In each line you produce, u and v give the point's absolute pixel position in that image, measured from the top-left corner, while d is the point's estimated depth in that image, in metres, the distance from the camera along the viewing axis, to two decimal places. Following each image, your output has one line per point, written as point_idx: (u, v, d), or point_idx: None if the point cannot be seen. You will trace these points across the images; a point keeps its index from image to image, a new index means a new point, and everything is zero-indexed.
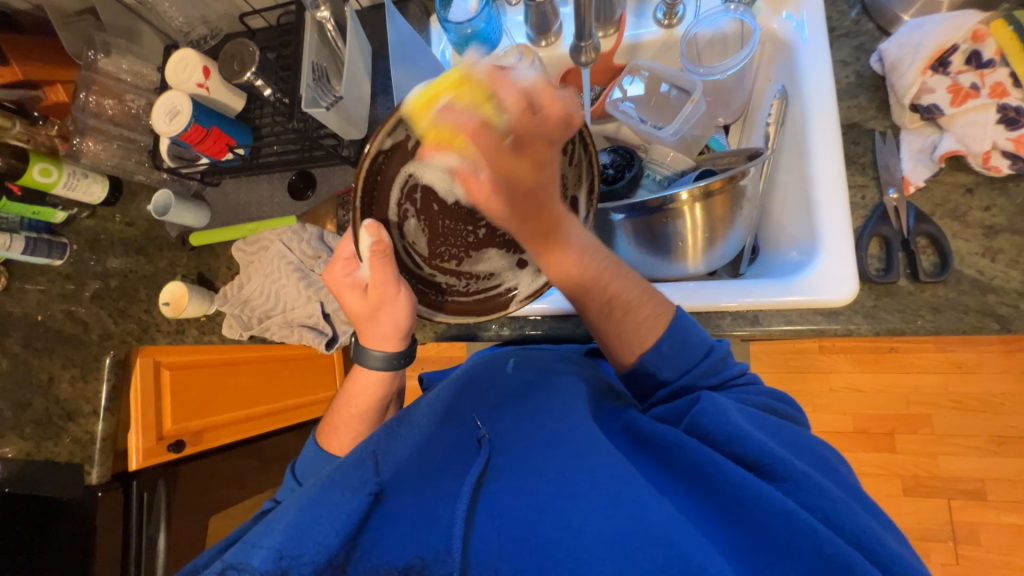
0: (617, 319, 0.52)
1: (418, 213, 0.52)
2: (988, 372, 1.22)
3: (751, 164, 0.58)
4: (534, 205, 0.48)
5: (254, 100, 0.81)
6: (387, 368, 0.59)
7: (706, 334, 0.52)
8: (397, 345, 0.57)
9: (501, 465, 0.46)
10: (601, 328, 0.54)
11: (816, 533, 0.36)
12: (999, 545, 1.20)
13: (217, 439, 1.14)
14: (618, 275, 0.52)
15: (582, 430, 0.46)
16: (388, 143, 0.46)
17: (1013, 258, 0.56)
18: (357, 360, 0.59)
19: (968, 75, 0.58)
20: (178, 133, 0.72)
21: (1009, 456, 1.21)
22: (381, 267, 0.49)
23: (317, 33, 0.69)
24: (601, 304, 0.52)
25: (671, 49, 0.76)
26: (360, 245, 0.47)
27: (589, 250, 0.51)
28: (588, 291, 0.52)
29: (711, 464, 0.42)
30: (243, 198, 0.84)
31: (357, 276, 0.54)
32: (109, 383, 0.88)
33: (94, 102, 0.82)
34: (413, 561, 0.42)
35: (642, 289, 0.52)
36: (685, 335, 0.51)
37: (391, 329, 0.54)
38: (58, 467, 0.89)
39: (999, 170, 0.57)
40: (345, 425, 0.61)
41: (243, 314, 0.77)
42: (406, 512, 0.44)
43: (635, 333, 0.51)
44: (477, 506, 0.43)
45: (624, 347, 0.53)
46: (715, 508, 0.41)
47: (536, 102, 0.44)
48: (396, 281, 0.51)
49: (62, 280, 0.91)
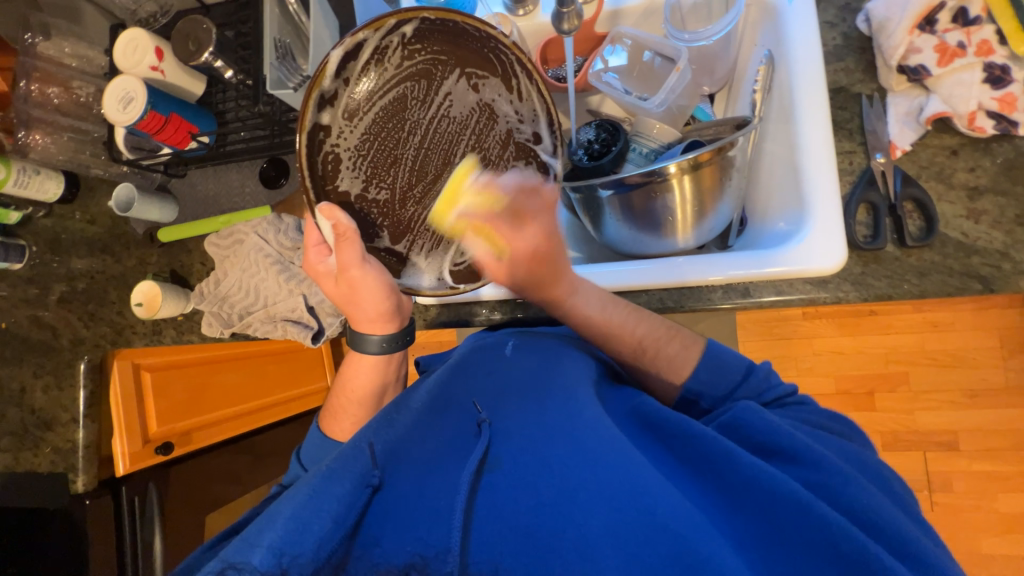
0: (648, 360, 0.55)
1: (376, 180, 0.53)
2: (963, 329, 1.26)
3: (739, 133, 0.56)
4: (547, 272, 0.54)
5: (214, 83, 0.76)
6: (385, 352, 0.58)
7: (739, 355, 0.54)
8: (385, 327, 0.57)
9: (503, 455, 0.45)
10: (632, 366, 0.57)
11: (824, 521, 0.37)
12: (971, 491, 1.27)
13: (208, 439, 1.12)
14: (639, 321, 0.56)
15: (587, 416, 0.45)
16: (325, 120, 0.50)
17: (996, 219, 0.57)
18: (356, 346, 0.58)
19: (955, 32, 0.58)
20: (134, 122, 0.66)
21: (981, 408, 1.26)
22: (346, 249, 0.49)
23: (277, 7, 0.64)
24: (629, 350, 0.55)
25: (654, 15, 0.73)
26: (325, 229, 0.49)
27: (608, 305, 0.56)
28: (616, 341, 0.55)
29: (722, 454, 0.42)
30: (212, 189, 0.80)
31: (330, 262, 0.53)
32: (87, 390, 0.84)
33: (37, 90, 0.77)
34: (411, 559, 0.40)
35: (665, 327, 0.56)
36: (718, 360, 0.53)
37: (374, 307, 0.54)
38: (39, 478, 0.86)
39: (984, 131, 0.57)
40: (345, 411, 0.60)
41: (223, 312, 0.74)
42: (409, 505, 0.43)
43: (667, 370, 0.55)
44: (477, 495, 0.43)
45: (661, 378, 0.56)
46: (722, 498, 0.41)
47: (532, 186, 0.54)
48: (361, 260, 0.51)
49: (23, 284, 0.86)
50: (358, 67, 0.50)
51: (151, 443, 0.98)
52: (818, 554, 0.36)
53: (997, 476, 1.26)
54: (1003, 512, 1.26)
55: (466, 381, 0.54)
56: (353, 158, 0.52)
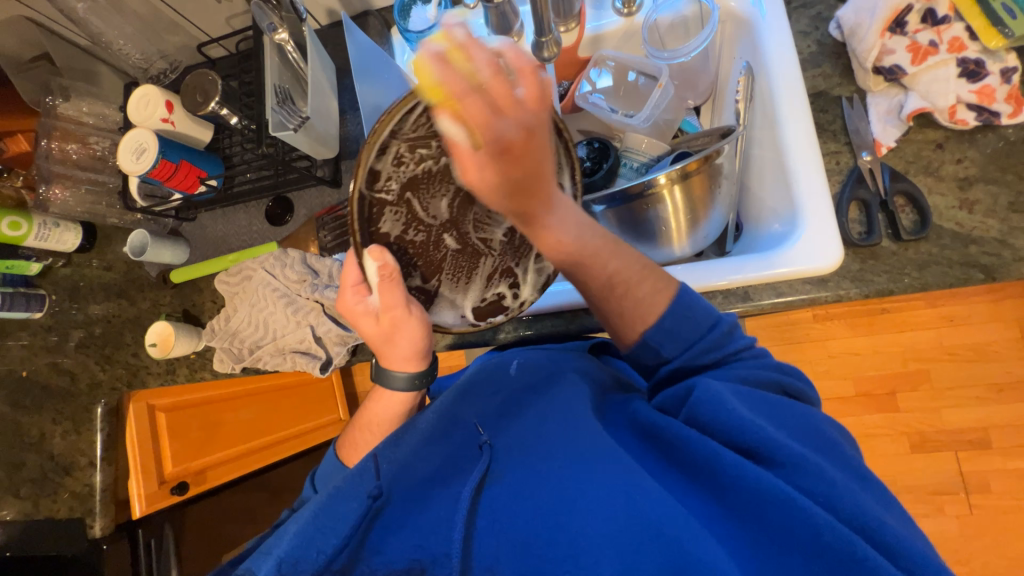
0: (618, 297, 0.50)
1: (417, 226, 0.50)
2: (979, 322, 1.23)
3: (724, 141, 0.58)
4: (526, 174, 0.40)
5: (221, 130, 0.80)
6: (411, 388, 0.56)
7: (711, 308, 0.50)
8: (417, 364, 0.55)
9: (500, 470, 0.46)
10: (598, 304, 0.51)
11: (817, 526, 0.36)
12: (1010, 491, 1.22)
13: (222, 476, 1.11)
14: (616, 252, 0.49)
15: (584, 430, 0.46)
16: (377, 166, 0.45)
17: (989, 207, 0.57)
18: (380, 381, 0.56)
19: (925, 32, 0.60)
20: (147, 171, 0.70)
21: (1009, 402, 1.22)
22: (388, 291, 0.48)
23: (276, 55, 0.68)
24: (601, 283, 0.49)
25: (633, 37, 0.76)
26: (368, 272, 0.47)
27: (588, 231, 0.48)
28: (589, 269, 0.49)
29: (715, 459, 0.41)
30: (221, 229, 0.83)
31: (369, 302, 0.52)
32: (103, 434, 0.86)
33: (58, 148, 0.81)
34: (411, 564, 0.41)
35: (641, 264, 0.49)
36: (687, 308, 0.48)
37: (410, 347, 0.53)
38: (57, 525, 0.86)
39: (966, 122, 0.58)
40: (365, 441, 0.58)
41: (233, 347, 0.76)
42: (408, 518, 0.44)
43: (637, 311, 0.49)
44: (476, 510, 0.43)
45: (628, 326, 0.51)
46: (720, 506, 0.40)
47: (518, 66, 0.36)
48: (406, 302, 0.50)
49: (43, 332, 0.89)
50: (410, 118, 0.44)
51: (167, 484, 0.98)
52: (811, 557, 0.35)
53: None
54: None
55: (465, 397, 0.53)
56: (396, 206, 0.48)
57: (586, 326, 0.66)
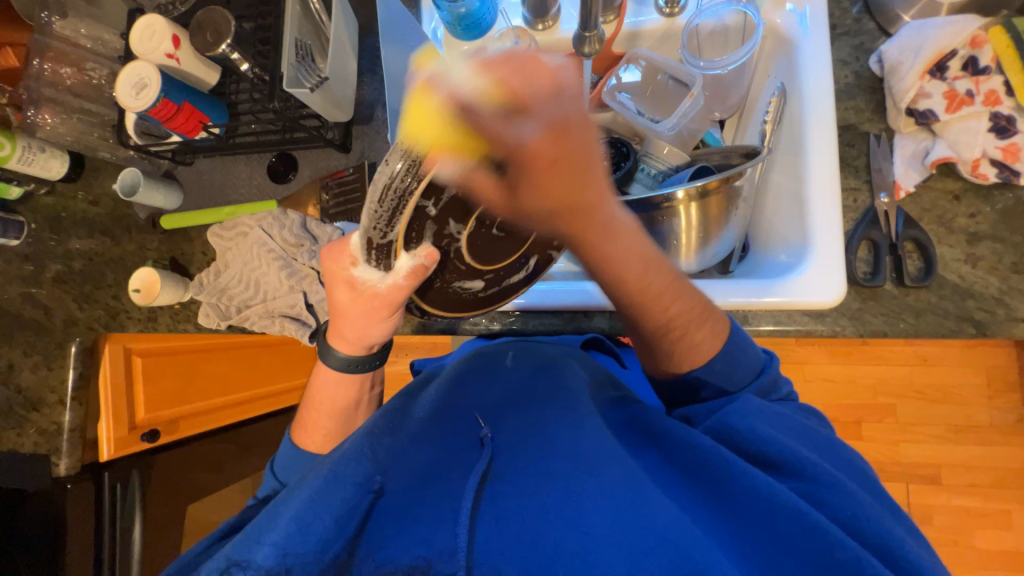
0: (670, 340, 0.48)
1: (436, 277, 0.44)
2: (951, 365, 1.27)
3: (748, 164, 0.57)
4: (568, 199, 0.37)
5: (229, 74, 0.76)
6: (349, 370, 0.58)
7: (757, 349, 0.51)
8: (355, 349, 0.56)
9: (504, 464, 0.45)
10: (649, 344, 0.50)
11: (822, 531, 0.36)
12: (951, 525, 1.28)
13: (191, 428, 1.10)
14: (674, 299, 0.47)
15: (587, 429, 0.46)
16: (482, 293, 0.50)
17: (993, 265, 0.58)
18: (322, 356, 0.58)
19: (965, 80, 0.59)
20: (146, 109, 0.66)
21: (965, 444, 1.28)
22: (404, 284, 0.44)
23: (299, 4, 0.66)
24: (654, 327, 0.47)
25: (671, 39, 0.74)
26: (398, 262, 0.41)
27: (641, 273, 0.44)
28: (647, 311, 0.47)
29: (719, 463, 0.42)
30: (218, 179, 0.79)
31: (376, 319, 0.51)
32: (76, 371, 0.83)
33: (50, 70, 0.77)
34: (416, 562, 0.39)
35: (701, 305, 0.48)
36: (740, 351, 0.49)
37: (358, 335, 0.54)
38: (22, 459, 0.84)
39: (987, 177, 0.58)
40: (316, 422, 0.60)
41: (220, 304, 0.73)
42: (411, 513, 0.42)
43: (684, 355, 0.49)
44: (479, 506, 0.42)
45: (671, 362, 0.50)
46: (721, 510, 0.41)
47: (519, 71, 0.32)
48: (387, 317, 0.51)
49: (19, 261, 0.85)
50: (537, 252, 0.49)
51: (137, 430, 0.97)
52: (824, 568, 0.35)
53: (978, 512, 1.28)
54: (980, 549, 1.28)
55: (467, 390, 0.54)
56: (476, 300, 0.50)
57: (583, 327, 0.66)
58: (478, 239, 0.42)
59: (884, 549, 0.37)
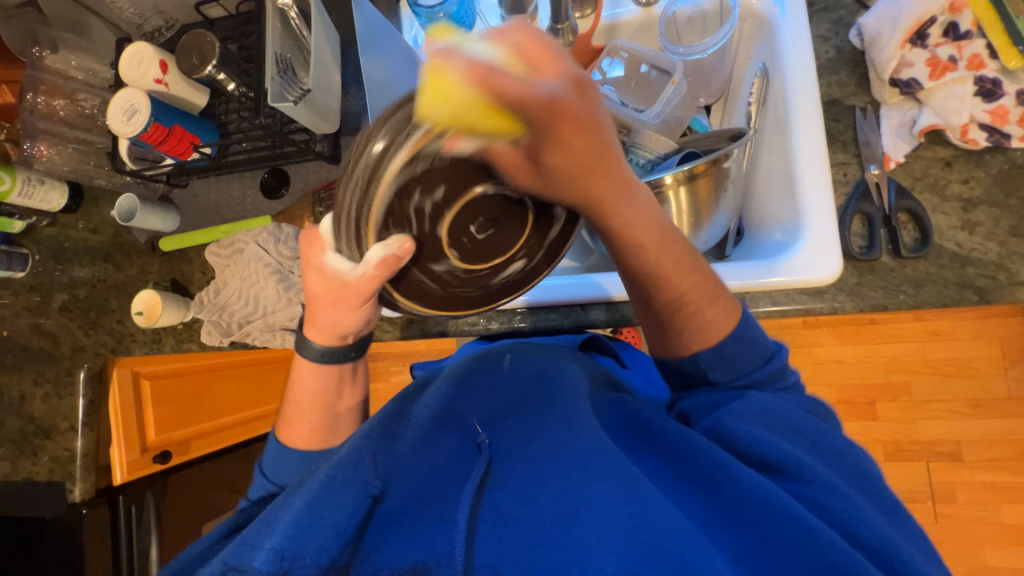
0: (682, 317, 0.50)
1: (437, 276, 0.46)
2: (962, 338, 1.25)
3: (734, 145, 0.57)
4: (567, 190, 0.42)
5: (218, 95, 0.77)
6: (326, 361, 0.58)
7: (767, 338, 0.51)
8: (330, 339, 0.56)
9: (503, 471, 0.45)
10: (662, 322, 0.51)
11: (817, 533, 0.36)
12: (977, 502, 1.26)
13: (204, 448, 1.12)
14: (688, 273, 0.50)
15: (585, 430, 0.46)
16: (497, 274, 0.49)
17: (990, 230, 0.57)
18: (299, 347, 0.58)
19: (947, 47, 0.59)
20: (138, 134, 0.68)
21: (983, 417, 1.25)
22: (377, 274, 0.43)
23: (279, 21, 0.67)
24: (671, 299, 0.49)
25: (650, 29, 0.75)
26: (370, 252, 0.41)
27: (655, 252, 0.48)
28: (661, 283, 0.49)
29: (717, 466, 0.41)
30: (213, 199, 0.81)
31: (346, 306, 0.50)
32: (86, 399, 0.84)
33: (43, 103, 0.78)
34: (415, 564, 0.40)
35: (711, 287, 0.50)
36: (747, 342, 0.49)
37: (332, 325, 0.54)
38: (38, 488, 0.85)
39: (976, 143, 0.58)
40: (302, 420, 0.59)
41: (222, 321, 0.74)
42: (409, 520, 0.42)
43: (697, 332, 0.49)
44: (478, 513, 0.42)
45: (681, 340, 0.51)
46: (718, 512, 0.40)
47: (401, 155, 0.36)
48: (358, 306, 0.50)
49: (26, 292, 0.87)
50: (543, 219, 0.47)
51: (149, 452, 0.98)
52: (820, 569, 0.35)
53: (1002, 487, 1.25)
54: (1008, 525, 1.25)
55: (467, 394, 0.54)
56: (484, 293, 0.48)
57: (582, 321, 0.66)
58: (458, 227, 0.42)
59: (878, 552, 0.36)
